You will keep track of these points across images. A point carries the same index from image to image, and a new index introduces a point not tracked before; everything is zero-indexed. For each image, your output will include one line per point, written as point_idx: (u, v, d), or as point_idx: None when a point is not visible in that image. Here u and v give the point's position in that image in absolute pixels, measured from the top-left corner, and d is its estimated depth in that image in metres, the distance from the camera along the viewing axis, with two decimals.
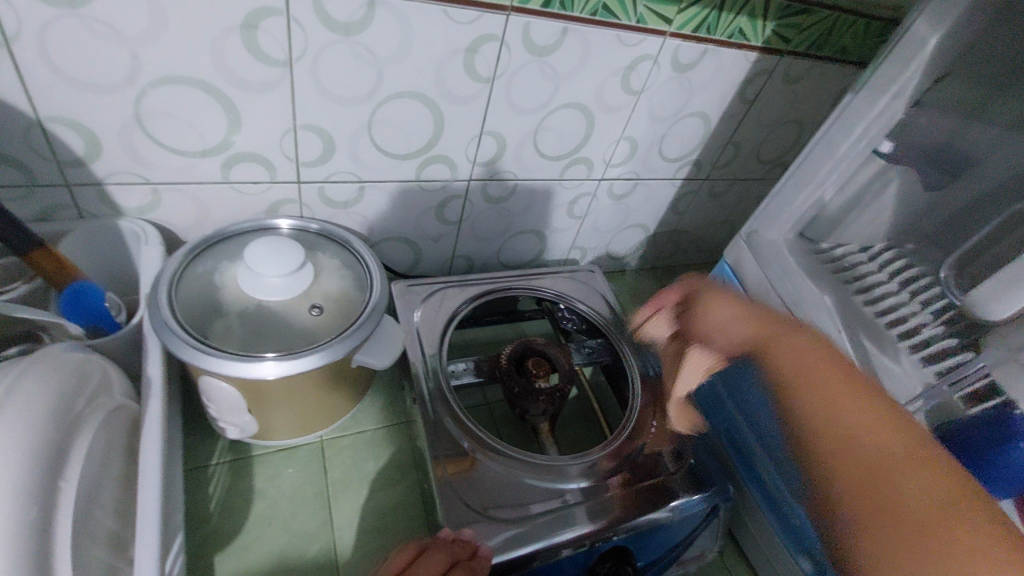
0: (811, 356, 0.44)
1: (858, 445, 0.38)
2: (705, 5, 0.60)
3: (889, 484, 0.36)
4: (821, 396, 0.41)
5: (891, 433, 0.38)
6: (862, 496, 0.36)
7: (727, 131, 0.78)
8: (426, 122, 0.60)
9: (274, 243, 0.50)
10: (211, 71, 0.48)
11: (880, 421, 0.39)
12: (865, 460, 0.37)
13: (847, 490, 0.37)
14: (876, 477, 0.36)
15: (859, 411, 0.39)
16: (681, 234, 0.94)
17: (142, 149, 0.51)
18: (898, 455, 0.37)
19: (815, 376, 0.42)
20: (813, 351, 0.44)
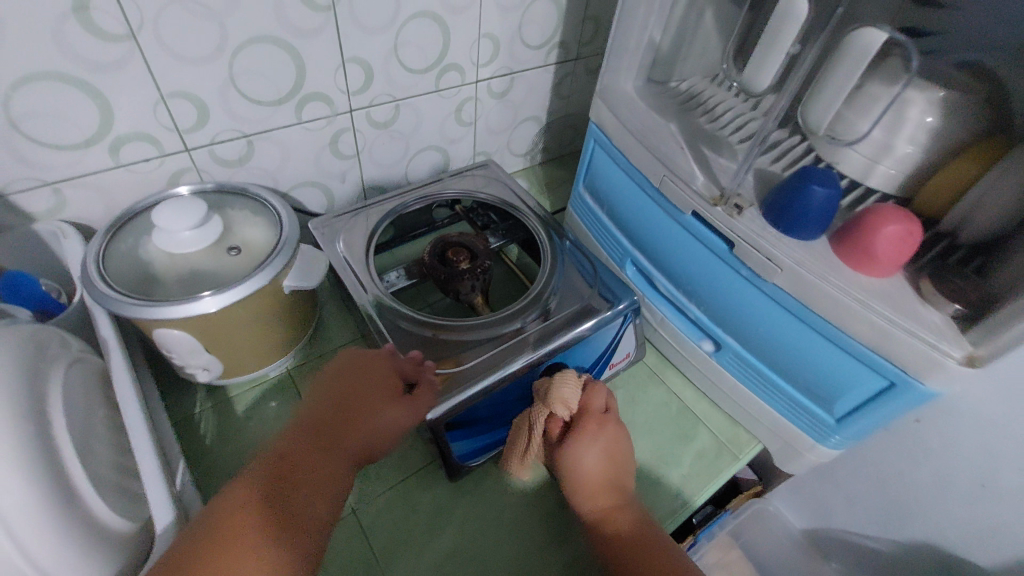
0: (303, 516, 0.43)
1: (266, 541, 0.40)
2: None
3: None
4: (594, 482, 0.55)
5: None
6: (206, 522, 0.40)
7: (579, 6, 0.82)
8: (286, 65, 0.64)
9: (179, 201, 0.56)
10: (61, 61, 0.51)
11: (244, 529, 0.40)
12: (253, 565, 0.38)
13: (187, 539, 0.39)
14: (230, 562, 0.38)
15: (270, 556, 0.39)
16: (573, 118, 1.00)
17: (28, 153, 0.55)
18: (260, 552, 0.39)
19: (285, 534, 0.41)
20: (296, 515, 0.42)
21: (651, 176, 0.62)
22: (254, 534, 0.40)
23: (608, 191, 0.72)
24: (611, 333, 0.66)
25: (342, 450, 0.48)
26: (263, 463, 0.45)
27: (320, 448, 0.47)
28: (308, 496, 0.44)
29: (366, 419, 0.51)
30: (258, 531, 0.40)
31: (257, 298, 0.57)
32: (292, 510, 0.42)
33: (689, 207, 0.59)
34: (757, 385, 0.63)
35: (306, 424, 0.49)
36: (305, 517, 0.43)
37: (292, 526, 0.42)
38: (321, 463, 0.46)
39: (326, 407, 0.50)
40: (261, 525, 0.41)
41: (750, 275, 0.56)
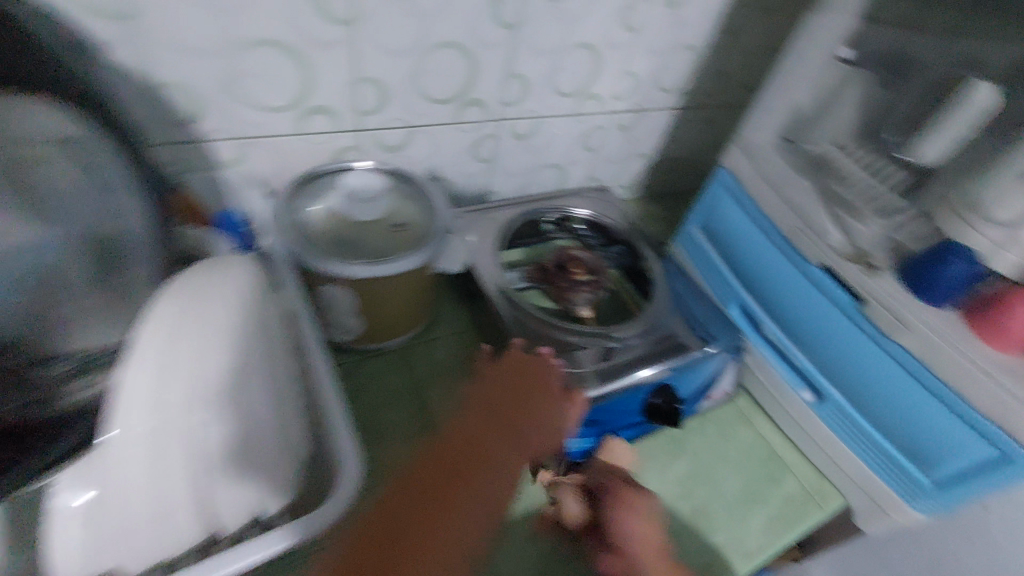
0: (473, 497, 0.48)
1: (445, 512, 0.46)
2: None
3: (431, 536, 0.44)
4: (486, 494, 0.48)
5: (400, 536, 0.44)
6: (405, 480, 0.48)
7: (713, 61, 0.89)
8: (462, 69, 0.70)
9: (362, 175, 0.62)
10: (294, 34, 0.58)
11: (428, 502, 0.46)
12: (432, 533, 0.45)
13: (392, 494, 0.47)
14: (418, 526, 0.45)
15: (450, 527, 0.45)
16: (677, 162, 1.06)
17: (238, 109, 0.61)
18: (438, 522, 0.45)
19: (458, 509, 0.46)
20: (469, 497, 0.48)
21: (783, 226, 0.67)
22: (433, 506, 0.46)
23: (727, 232, 0.76)
24: (712, 368, 0.70)
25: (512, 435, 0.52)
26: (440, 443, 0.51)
27: (494, 432, 0.52)
28: (482, 474, 0.49)
29: (532, 410, 0.54)
30: (438, 502, 0.46)
31: (412, 275, 0.61)
32: (459, 485, 0.48)
33: (822, 262, 0.63)
34: (855, 441, 0.65)
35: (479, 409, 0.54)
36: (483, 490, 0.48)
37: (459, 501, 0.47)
38: (494, 446, 0.51)
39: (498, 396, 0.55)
40: (443, 497, 0.47)
41: (874, 333, 0.60)
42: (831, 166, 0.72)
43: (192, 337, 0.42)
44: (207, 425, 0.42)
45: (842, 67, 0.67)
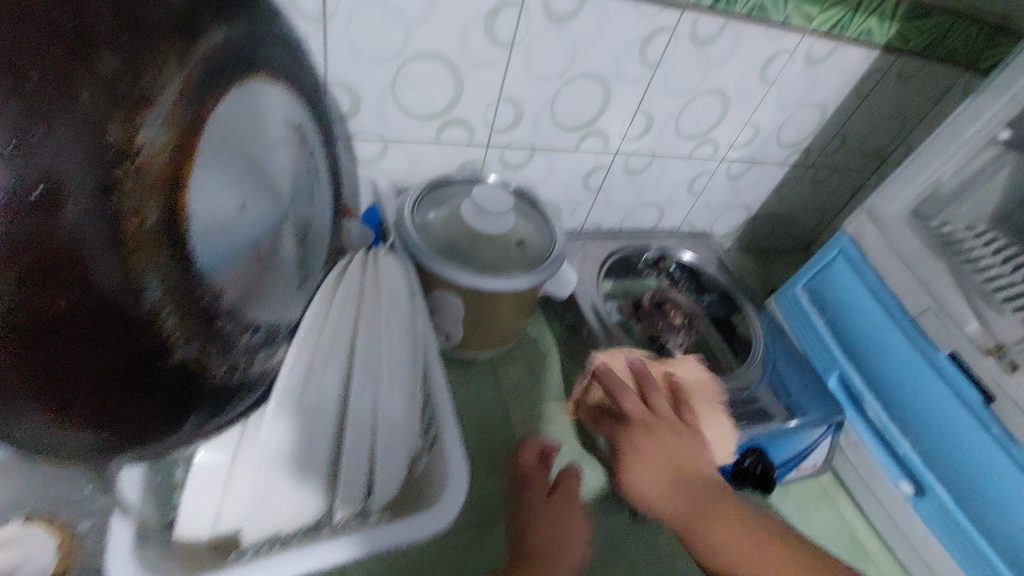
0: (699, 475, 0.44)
1: (675, 508, 0.42)
2: (844, 7, 0.70)
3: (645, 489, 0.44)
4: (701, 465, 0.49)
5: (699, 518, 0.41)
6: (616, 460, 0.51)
7: (838, 123, 0.87)
8: (596, 99, 0.71)
9: (494, 191, 0.63)
10: (456, 49, 0.60)
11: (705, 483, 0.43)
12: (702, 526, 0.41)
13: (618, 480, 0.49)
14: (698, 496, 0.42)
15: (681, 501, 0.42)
16: (776, 219, 1.03)
17: (387, 112, 0.64)
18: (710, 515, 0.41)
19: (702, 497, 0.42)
20: (682, 461, 0.44)
21: (911, 304, 0.64)
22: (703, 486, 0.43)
23: (838, 300, 0.73)
24: (807, 441, 0.67)
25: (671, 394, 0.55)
26: (637, 444, 0.46)
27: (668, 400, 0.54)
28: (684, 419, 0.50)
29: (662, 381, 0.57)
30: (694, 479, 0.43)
31: (524, 294, 0.62)
32: (676, 460, 0.44)
33: (949, 348, 0.60)
34: (955, 548, 0.59)
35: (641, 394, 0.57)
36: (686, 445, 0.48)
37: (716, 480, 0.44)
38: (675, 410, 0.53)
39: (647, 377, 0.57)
40: (671, 515, 0.42)
41: (1002, 435, 0.56)
42: (964, 248, 0.68)
43: (369, 317, 0.49)
44: (379, 402, 0.45)
45: (997, 149, 0.64)
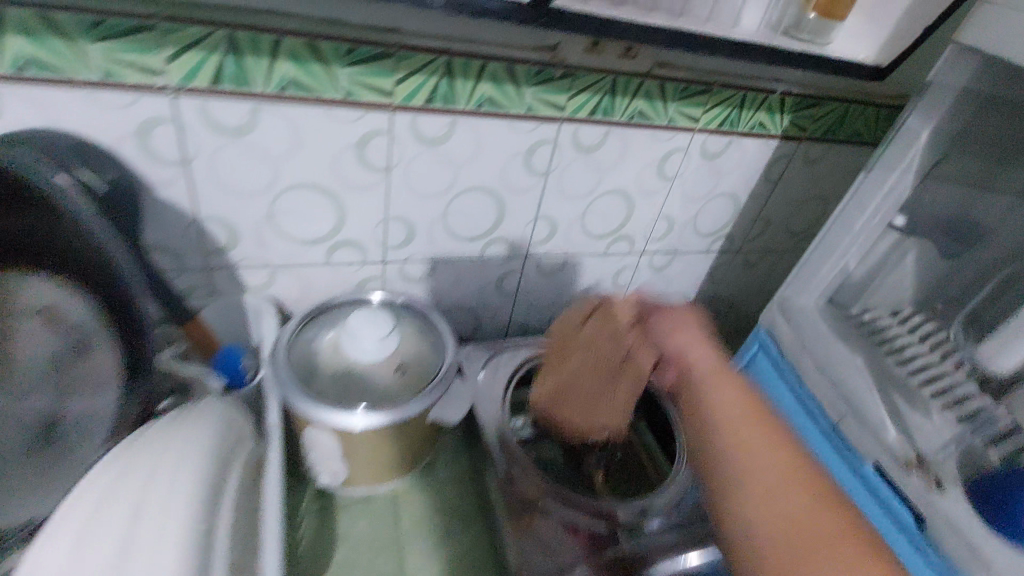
0: (741, 455, 0.41)
1: (738, 507, 0.40)
2: (727, 106, 0.71)
3: (770, 494, 0.39)
4: (743, 457, 0.41)
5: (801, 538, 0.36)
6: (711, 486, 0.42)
7: (755, 209, 0.87)
8: (490, 210, 0.71)
9: (372, 314, 0.60)
10: (330, 179, 0.60)
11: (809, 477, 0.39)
12: (753, 497, 0.39)
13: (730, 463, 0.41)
14: (796, 477, 0.39)
15: (766, 507, 0.38)
16: (716, 303, 1.00)
17: (270, 240, 0.63)
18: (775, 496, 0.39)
19: (789, 473, 0.40)
20: (742, 446, 0.42)
21: (828, 407, 0.59)
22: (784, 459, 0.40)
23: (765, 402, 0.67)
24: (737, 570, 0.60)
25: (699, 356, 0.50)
26: (711, 395, 0.46)
27: (681, 390, 0.49)
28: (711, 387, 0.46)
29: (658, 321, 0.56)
30: (784, 452, 0.41)
31: (407, 424, 0.58)
32: (710, 446, 0.43)
33: (872, 459, 0.54)
34: None
35: (679, 362, 0.51)
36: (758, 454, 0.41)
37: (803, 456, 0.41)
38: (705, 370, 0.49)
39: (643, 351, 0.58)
40: (746, 488, 0.40)
41: (942, 566, 0.48)
42: (886, 338, 0.64)
43: (148, 463, 0.40)
44: None
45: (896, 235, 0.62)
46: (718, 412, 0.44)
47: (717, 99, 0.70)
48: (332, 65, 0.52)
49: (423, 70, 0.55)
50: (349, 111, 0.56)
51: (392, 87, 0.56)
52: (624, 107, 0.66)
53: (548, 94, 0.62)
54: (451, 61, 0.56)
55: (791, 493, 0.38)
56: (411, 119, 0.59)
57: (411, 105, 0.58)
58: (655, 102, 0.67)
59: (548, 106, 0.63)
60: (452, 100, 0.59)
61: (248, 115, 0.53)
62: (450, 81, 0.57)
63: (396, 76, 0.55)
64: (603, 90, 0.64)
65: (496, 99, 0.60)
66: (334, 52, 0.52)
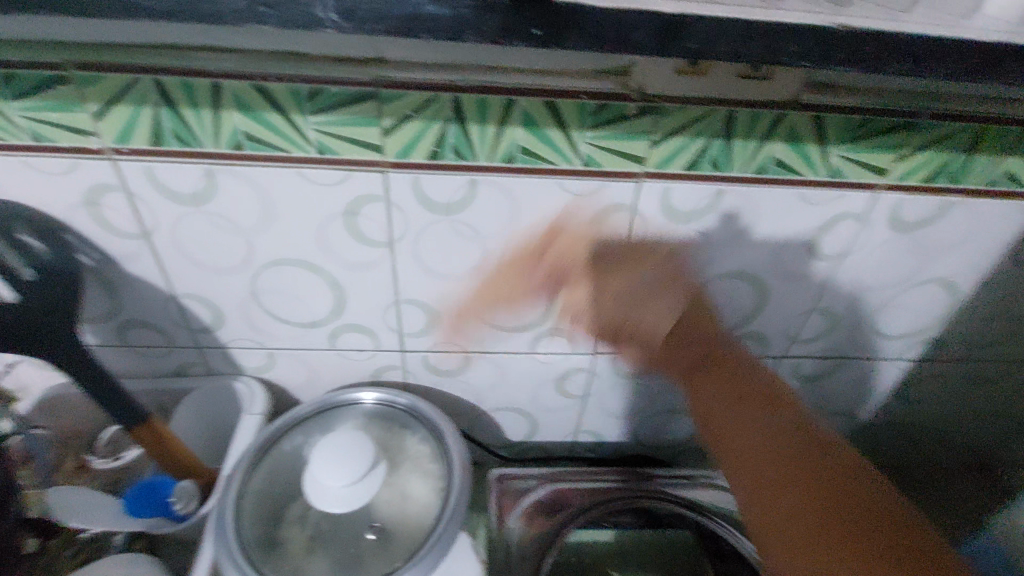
0: (774, 426, 0.42)
1: (761, 481, 0.40)
2: (940, 150, 0.42)
3: (770, 471, 0.40)
4: (820, 487, 0.39)
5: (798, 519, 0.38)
6: (783, 509, 0.39)
7: (993, 304, 0.52)
8: (540, 298, 0.50)
9: (345, 442, 0.42)
10: (315, 254, 0.46)
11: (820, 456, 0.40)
12: (786, 501, 0.39)
13: (775, 506, 0.39)
14: (834, 500, 0.38)
15: (781, 488, 0.39)
16: (908, 429, 0.66)
17: (258, 321, 0.51)
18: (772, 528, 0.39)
19: (788, 470, 0.40)
20: (766, 434, 0.42)
21: None
22: (808, 466, 0.40)
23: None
24: None
25: (762, 411, 0.43)
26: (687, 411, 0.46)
27: (759, 414, 0.42)
28: (803, 429, 0.42)
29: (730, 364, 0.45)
30: (822, 451, 0.41)
31: None
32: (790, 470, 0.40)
33: None
34: None
35: (732, 393, 0.44)
36: (762, 471, 0.41)
37: (789, 405, 0.43)
38: (749, 415, 0.43)
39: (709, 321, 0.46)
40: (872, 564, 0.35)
41: None
42: None
43: None
44: None
45: None
46: (736, 437, 0.42)
47: (922, 141, 0.42)
48: (294, 114, 0.38)
49: (419, 115, 0.38)
50: (326, 172, 0.41)
51: (380, 138, 0.39)
52: (748, 156, 0.42)
53: (614, 142, 0.40)
54: (460, 100, 0.38)
55: (814, 514, 0.38)
56: (411, 179, 0.41)
57: (408, 161, 0.40)
58: (804, 147, 0.41)
59: (619, 156, 0.41)
60: (467, 153, 0.40)
61: (204, 179, 0.41)
62: (462, 127, 0.39)
63: (383, 125, 0.39)
64: (712, 130, 0.40)
65: (533, 150, 0.40)
66: (294, 96, 0.37)
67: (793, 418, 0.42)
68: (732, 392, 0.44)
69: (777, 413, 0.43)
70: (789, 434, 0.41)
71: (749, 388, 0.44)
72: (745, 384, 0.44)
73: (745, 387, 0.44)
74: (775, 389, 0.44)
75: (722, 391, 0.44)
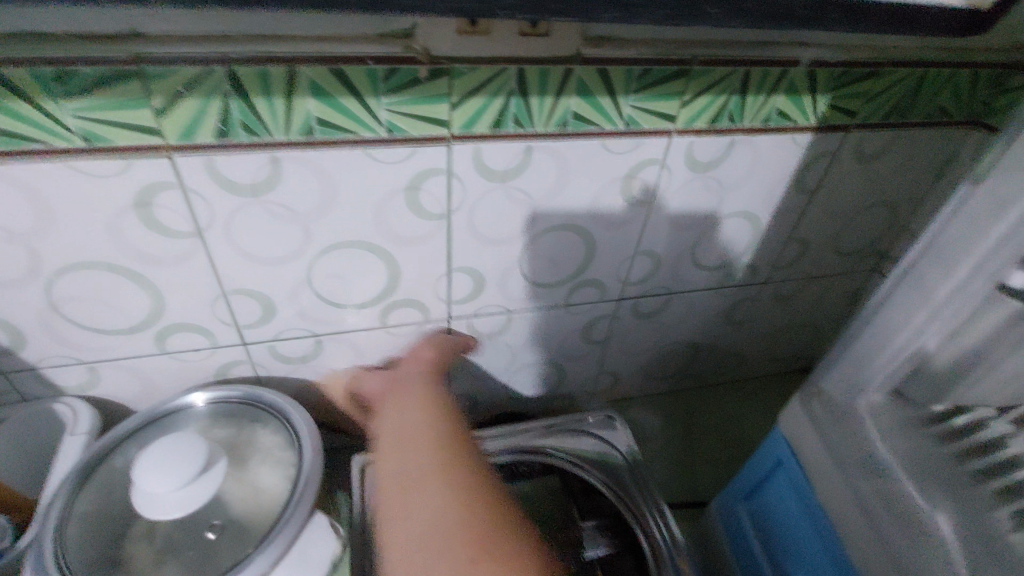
0: (452, 485, 0.39)
1: (421, 554, 0.35)
2: (719, 92, 0.46)
3: (440, 528, 0.36)
4: (475, 531, 0.36)
5: (479, 527, 0.36)
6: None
7: (785, 227, 0.60)
8: (377, 271, 0.50)
9: (173, 445, 0.40)
10: (114, 253, 0.42)
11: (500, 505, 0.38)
12: (439, 556, 0.35)
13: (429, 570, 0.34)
14: (494, 541, 0.35)
15: (436, 552, 0.35)
16: (742, 348, 0.74)
17: (67, 334, 0.47)
18: (450, 512, 0.37)
19: (463, 521, 0.36)
20: (433, 501, 0.38)
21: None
22: (472, 512, 0.37)
23: (779, 527, 0.48)
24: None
25: (448, 469, 0.40)
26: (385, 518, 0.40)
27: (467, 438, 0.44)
28: (478, 488, 0.39)
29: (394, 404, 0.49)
30: (497, 502, 0.38)
31: None
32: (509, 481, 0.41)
33: None
34: None
35: (431, 447, 0.42)
36: (422, 543, 0.36)
37: (463, 454, 0.42)
38: (431, 478, 0.40)
39: (438, 424, 0.45)
40: None
41: None
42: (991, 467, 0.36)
43: None
44: None
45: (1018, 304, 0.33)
46: (412, 503, 0.39)
47: (702, 85, 0.46)
48: (44, 101, 0.35)
49: (194, 92, 0.36)
50: (102, 162, 0.38)
51: (156, 120, 0.37)
52: (547, 111, 0.44)
53: (413, 106, 0.40)
54: (237, 73, 0.36)
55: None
56: (203, 161, 0.39)
57: (195, 143, 0.38)
58: (597, 98, 0.44)
59: (422, 120, 0.41)
60: (260, 129, 0.39)
61: None
62: (246, 102, 0.37)
63: (155, 106, 0.36)
64: (506, 88, 0.41)
65: (332, 121, 0.40)
66: (38, 80, 0.34)
67: (464, 478, 0.39)
68: (409, 438, 0.44)
69: (462, 464, 0.41)
70: (466, 499, 0.38)
71: (441, 440, 0.43)
72: (445, 437, 0.44)
73: (424, 428, 0.45)
74: (458, 442, 0.43)
75: (402, 424, 0.46)
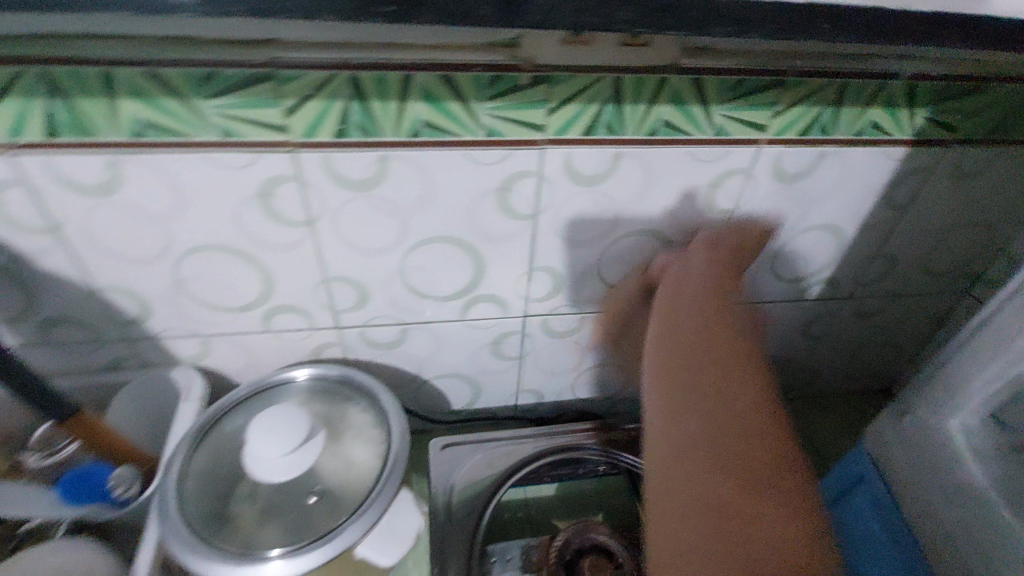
0: (714, 427, 0.38)
1: (681, 500, 0.36)
2: (811, 104, 0.46)
3: (709, 486, 0.36)
4: (725, 485, 0.35)
5: (732, 479, 0.36)
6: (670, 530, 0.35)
7: (872, 242, 0.58)
8: (463, 266, 0.53)
9: (279, 413, 0.44)
10: (237, 237, 0.47)
11: (760, 452, 0.37)
12: (711, 500, 0.35)
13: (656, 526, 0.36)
14: (747, 509, 0.34)
15: (698, 518, 0.35)
16: (816, 363, 0.73)
17: (187, 309, 0.52)
18: (702, 442, 0.38)
19: (722, 458, 0.37)
20: (700, 435, 0.38)
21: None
22: (728, 464, 0.36)
23: (854, 546, 0.47)
24: None
25: (719, 411, 0.39)
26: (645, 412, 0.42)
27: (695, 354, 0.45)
28: (737, 433, 0.38)
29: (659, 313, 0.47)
30: (752, 449, 0.37)
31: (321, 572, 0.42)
32: (781, 434, 0.39)
33: None
34: None
35: (671, 360, 0.42)
36: (683, 485, 0.36)
37: (736, 387, 0.40)
38: (691, 428, 0.39)
39: (690, 320, 0.44)
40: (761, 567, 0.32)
41: None
42: None
43: None
44: None
45: None
46: (670, 443, 0.39)
47: (795, 96, 0.46)
48: (192, 99, 0.39)
49: (320, 94, 0.40)
50: (235, 155, 0.42)
51: (283, 119, 0.41)
52: (639, 118, 0.45)
53: (512, 111, 0.43)
54: (359, 78, 0.39)
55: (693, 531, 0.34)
56: (321, 157, 0.43)
57: (315, 140, 0.42)
58: (688, 107, 0.45)
59: (520, 125, 0.44)
60: (373, 129, 0.42)
61: (108, 169, 0.41)
62: (364, 104, 0.41)
63: (284, 105, 0.40)
64: (602, 96, 0.43)
65: (437, 124, 0.42)
66: (188, 80, 0.38)
67: (712, 418, 0.39)
68: (680, 342, 0.43)
69: (719, 395, 0.40)
70: (729, 450, 0.37)
71: (717, 372, 0.41)
72: (707, 359, 0.42)
73: (689, 322, 0.44)
74: (726, 367, 0.41)
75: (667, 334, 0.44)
